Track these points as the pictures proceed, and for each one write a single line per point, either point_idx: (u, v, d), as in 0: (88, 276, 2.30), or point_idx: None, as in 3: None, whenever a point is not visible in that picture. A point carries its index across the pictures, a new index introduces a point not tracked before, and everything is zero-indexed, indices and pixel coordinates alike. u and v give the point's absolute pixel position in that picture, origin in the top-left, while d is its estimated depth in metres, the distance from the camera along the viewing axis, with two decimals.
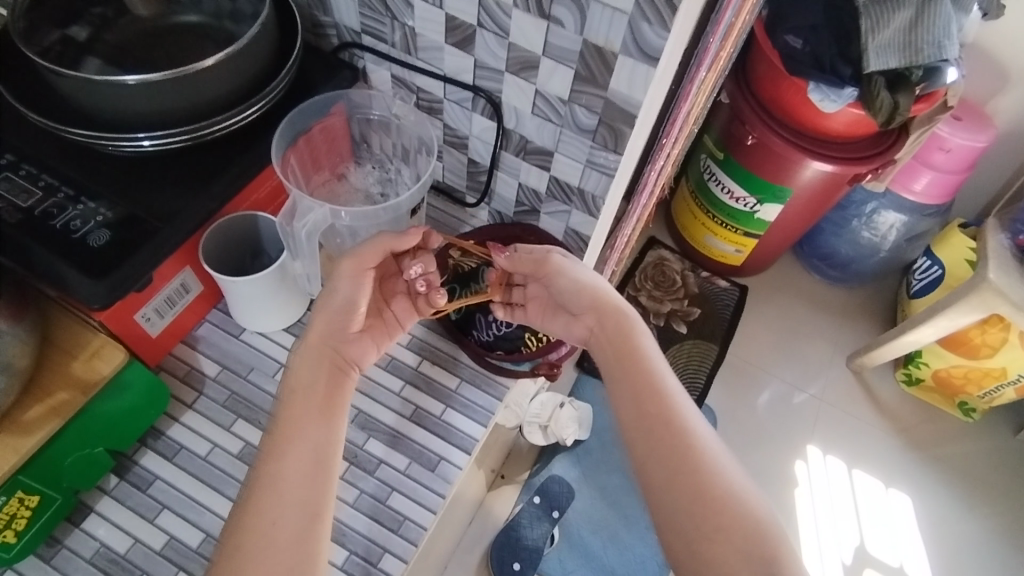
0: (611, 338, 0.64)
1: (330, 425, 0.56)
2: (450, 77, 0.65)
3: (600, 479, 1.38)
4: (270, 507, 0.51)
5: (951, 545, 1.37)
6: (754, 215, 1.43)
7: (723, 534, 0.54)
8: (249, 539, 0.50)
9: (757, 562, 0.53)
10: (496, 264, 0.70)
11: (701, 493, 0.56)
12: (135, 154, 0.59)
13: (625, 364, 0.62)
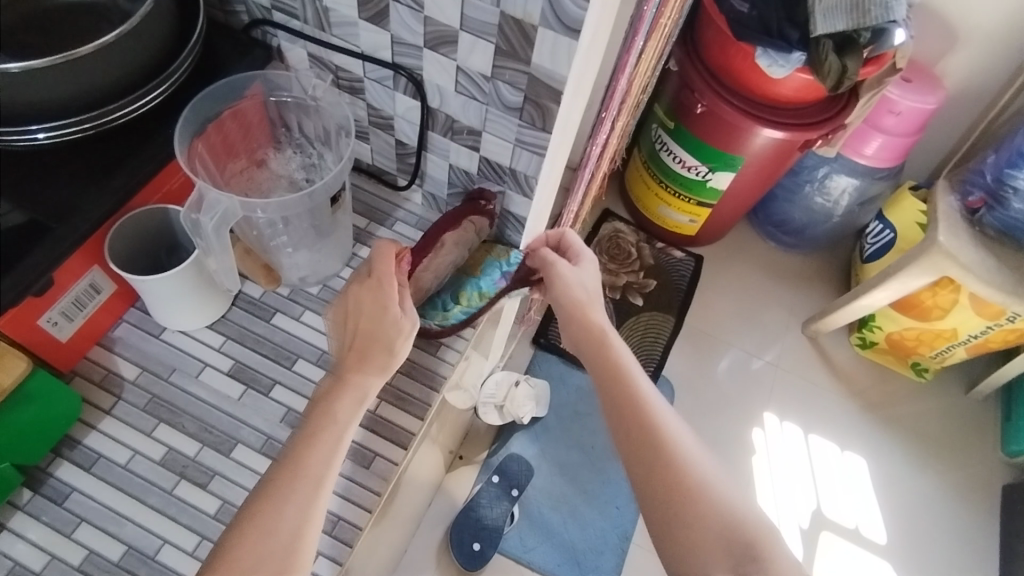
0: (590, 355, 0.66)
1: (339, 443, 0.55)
2: (368, 54, 0.62)
3: (561, 456, 1.39)
4: (253, 543, 0.50)
5: (905, 502, 1.41)
6: (707, 183, 1.42)
7: (698, 518, 0.58)
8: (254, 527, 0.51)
9: (727, 539, 0.57)
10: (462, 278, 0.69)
11: (676, 484, 0.59)
12: (31, 148, 0.55)
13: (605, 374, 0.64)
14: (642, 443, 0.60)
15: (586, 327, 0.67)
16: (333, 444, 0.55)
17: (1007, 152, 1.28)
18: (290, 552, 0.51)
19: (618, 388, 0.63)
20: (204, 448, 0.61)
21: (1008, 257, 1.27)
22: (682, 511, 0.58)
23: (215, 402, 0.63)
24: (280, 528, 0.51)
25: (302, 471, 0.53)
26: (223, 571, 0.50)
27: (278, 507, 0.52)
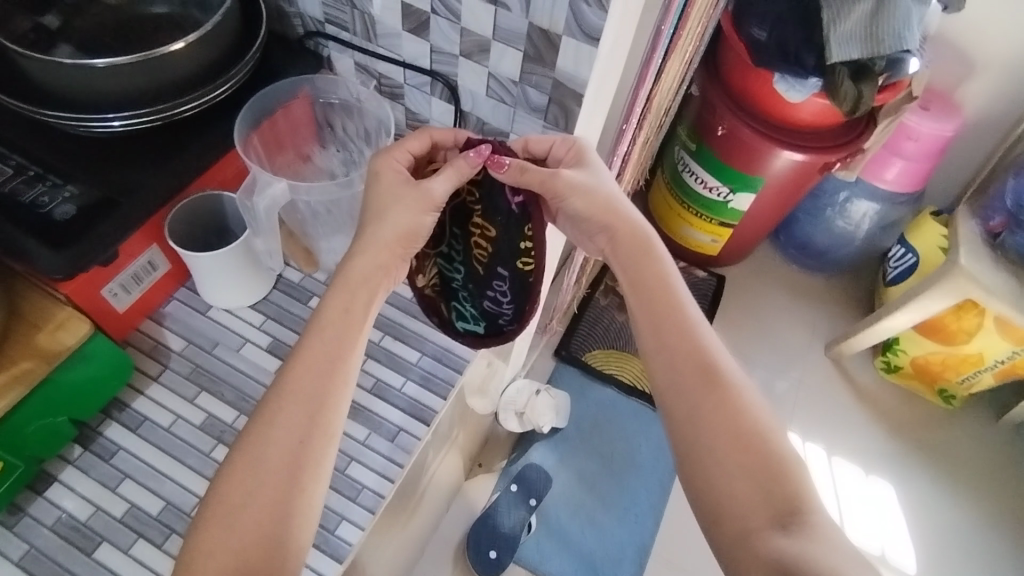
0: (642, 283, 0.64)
1: (339, 352, 0.57)
2: (409, 62, 0.68)
3: (580, 463, 1.41)
4: (250, 474, 0.51)
5: (932, 527, 1.40)
6: (727, 204, 1.46)
7: (748, 471, 0.56)
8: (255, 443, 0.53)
9: (777, 497, 0.55)
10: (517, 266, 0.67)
11: (731, 430, 0.58)
12: (105, 134, 0.62)
13: (662, 305, 0.63)
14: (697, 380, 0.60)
15: (645, 265, 0.64)
16: (330, 355, 0.56)
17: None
18: (297, 489, 0.52)
19: (674, 321, 0.62)
20: (240, 415, 0.65)
21: None
22: (716, 446, 0.57)
23: (254, 375, 0.68)
24: (282, 461, 0.52)
25: (297, 392, 0.54)
26: (229, 484, 0.52)
27: (273, 433, 0.53)
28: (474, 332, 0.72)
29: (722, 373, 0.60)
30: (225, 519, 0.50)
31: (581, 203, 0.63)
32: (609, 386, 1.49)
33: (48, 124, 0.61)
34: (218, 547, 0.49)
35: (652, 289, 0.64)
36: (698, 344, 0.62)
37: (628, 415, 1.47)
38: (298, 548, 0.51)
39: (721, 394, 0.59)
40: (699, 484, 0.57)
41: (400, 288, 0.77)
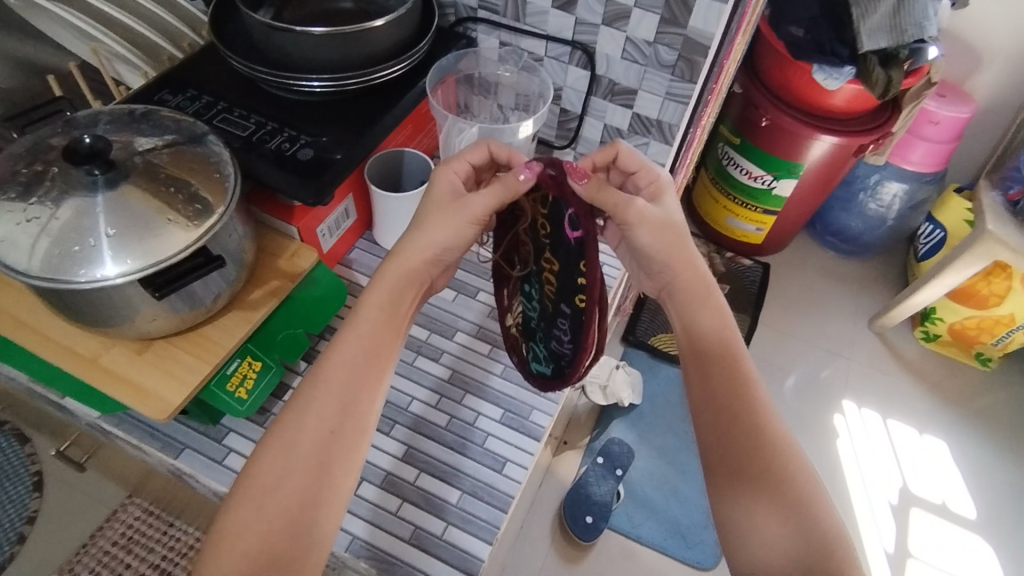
0: (705, 328, 0.69)
1: (368, 347, 0.62)
2: (552, 36, 0.82)
3: (657, 439, 1.50)
4: (281, 456, 0.56)
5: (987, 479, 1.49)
6: (771, 191, 1.60)
7: (784, 533, 0.58)
8: (288, 429, 0.58)
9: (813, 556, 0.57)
10: (568, 302, 0.64)
11: (772, 488, 0.61)
12: (307, 94, 0.76)
13: (718, 351, 0.68)
14: (741, 432, 0.63)
15: (706, 311, 0.69)
16: (358, 352, 0.62)
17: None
18: (327, 474, 0.57)
19: (725, 368, 0.66)
20: (432, 333, 0.78)
21: None
22: (757, 518, 0.60)
23: (436, 301, 0.81)
24: (312, 449, 0.57)
25: (329, 384, 0.60)
26: (258, 468, 0.56)
27: (306, 423, 0.58)
28: (544, 374, 0.71)
29: (769, 446, 0.62)
30: (255, 501, 0.55)
31: (649, 237, 0.68)
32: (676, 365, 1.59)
33: (273, 91, 0.77)
34: (244, 526, 0.53)
35: (709, 356, 0.68)
36: (754, 416, 0.64)
37: None
38: (320, 536, 0.55)
39: (767, 467, 0.61)
40: (733, 537, 0.61)
41: None
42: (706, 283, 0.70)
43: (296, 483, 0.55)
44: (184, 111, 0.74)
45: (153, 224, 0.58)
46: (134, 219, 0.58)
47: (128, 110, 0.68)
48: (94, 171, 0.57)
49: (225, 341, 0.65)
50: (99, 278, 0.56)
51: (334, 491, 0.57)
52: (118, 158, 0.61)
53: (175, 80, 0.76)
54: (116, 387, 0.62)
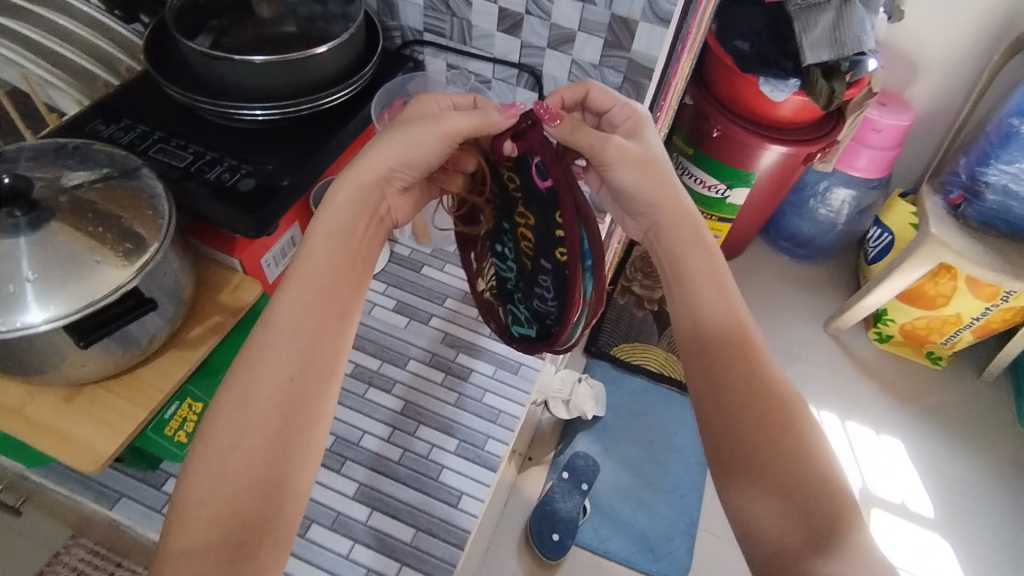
0: (694, 269, 0.66)
1: (323, 289, 0.61)
2: (499, 58, 0.82)
3: (623, 450, 1.50)
4: (238, 413, 0.55)
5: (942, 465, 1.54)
6: (725, 201, 1.63)
7: (784, 484, 0.55)
8: (243, 383, 0.56)
9: (812, 508, 0.54)
10: (548, 259, 0.61)
11: (771, 439, 0.57)
12: (251, 123, 0.74)
13: (712, 295, 0.64)
14: (737, 381, 0.60)
15: (694, 254, 0.66)
16: (311, 297, 0.61)
17: (977, 152, 1.46)
18: (294, 425, 0.56)
19: (720, 317, 0.63)
20: (384, 363, 0.77)
21: (996, 244, 1.45)
22: (757, 491, 0.55)
23: (387, 329, 0.80)
24: (270, 403, 0.56)
25: (284, 330, 0.59)
26: (217, 426, 0.55)
27: (263, 374, 0.57)
28: (527, 335, 0.71)
29: (769, 413, 0.58)
30: (217, 463, 0.53)
31: (629, 176, 0.64)
32: (639, 375, 1.61)
33: (214, 120, 0.74)
34: (208, 487, 0.52)
35: (705, 318, 0.64)
36: (754, 382, 0.60)
37: (662, 405, 1.58)
38: (293, 487, 0.55)
39: (766, 435, 0.57)
40: (730, 490, 0.57)
41: None
42: (695, 233, 0.67)
43: (261, 436, 0.55)
44: (118, 143, 0.71)
45: (81, 268, 0.55)
46: (59, 263, 0.55)
47: (57, 144, 0.65)
48: (15, 213, 0.54)
49: (163, 384, 0.63)
50: (21, 325, 0.53)
51: (303, 438, 0.57)
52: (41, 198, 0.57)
53: (111, 109, 0.74)
54: (44, 438, 0.59)
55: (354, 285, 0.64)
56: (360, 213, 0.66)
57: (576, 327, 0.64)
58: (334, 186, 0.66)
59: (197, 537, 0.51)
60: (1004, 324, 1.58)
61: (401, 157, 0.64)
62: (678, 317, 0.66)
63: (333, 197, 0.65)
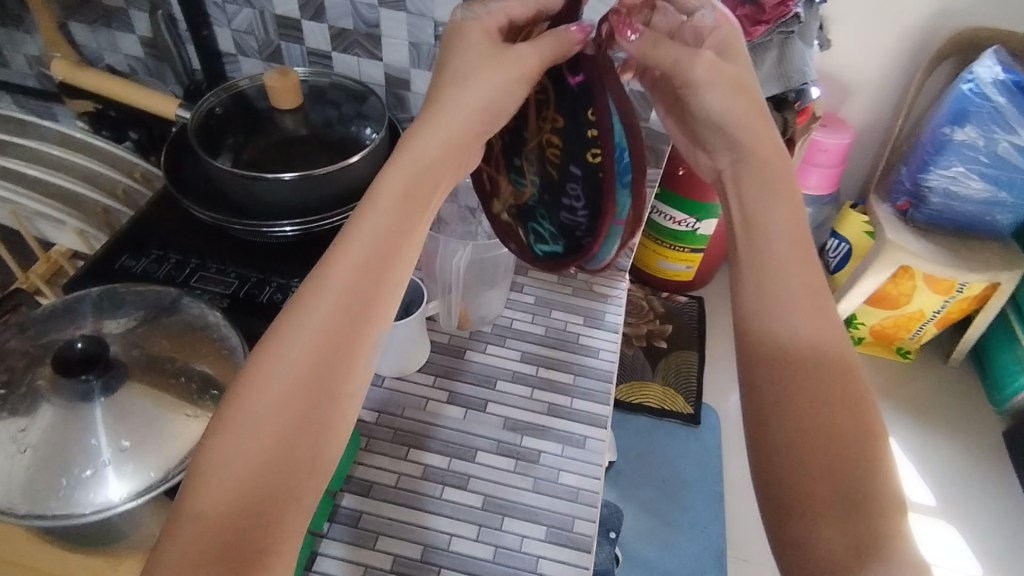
0: (778, 215, 0.55)
1: (365, 261, 0.52)
2: None
3: (640, 495, 1.19)
4: (265, 389, 0.48)
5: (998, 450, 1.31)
6: (695, 233, 1.32)
7: (823, 469, 0.46)
8: (277, 354, 0.49)
9: (853, 496, 0.45)
10: (575, 168, 0.66)
11: (830, 416, 0.47)
12: (282, 238, 0.74)
13: (789, 247, 0.54)
14: (797, 346, 0.50)
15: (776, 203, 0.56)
16: (352, 268, 0.52)
17: (915, 158, 1.28)
18: (322, 412, 0.49)
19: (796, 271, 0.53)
20: (452, 459, 0.75)
21: (948, 244, 1.29)
22: (805, 489, 0.45)
23: (446, 423, 0.78)
24: (308, 372, 0.49)
25: (323, 300, 0.51)
26: (240, 399, 0.48)
27: (294, 347, 0.49)
28: (554, 252, 0.80)
29: (829, 399, 0.48)
30: (235, 440, 0.47)
31: (720, 100, 0.57)
32: (641, 416, 1.27)
33: (251, 241, 0.76)
34: (231, 455, 0.46)
35: (777, 272, 0.53)
36: (821, 365, 0.49)
37: (669, 442, 1.25)
38: (321, 464, 0.49)
39: (824, 425, 0.47)
40: (764, 462, 0.48)
41: (533, 328, 0.88)
42: (785, 182, 0.57)
43: (282, 419, 0.47)
44: (155, 276, 0.73)
45: (169, 421, 0.58)
46: (145, 419, 0.58)
47: (90, 294, 0.67)
48: (89, 377, 0.57)
49: None
50: (104, 505, 0.54)
51: (330, 427, 0.49)
52: (115, 357, 0.61)
53: (139, 241, 0.76)
54: None
55: (410, 255, 0.54)
56: (424, 173, 0.56)
57: (612, 230, 0.72)
58: (405, 137, 0.57)
59: (211, 512, 0.44)
60: (965, 313, 1.37)
61: (483, 113, 0.58)
62: (742, 270, 0.54)
63: (410, 146, 0.56)
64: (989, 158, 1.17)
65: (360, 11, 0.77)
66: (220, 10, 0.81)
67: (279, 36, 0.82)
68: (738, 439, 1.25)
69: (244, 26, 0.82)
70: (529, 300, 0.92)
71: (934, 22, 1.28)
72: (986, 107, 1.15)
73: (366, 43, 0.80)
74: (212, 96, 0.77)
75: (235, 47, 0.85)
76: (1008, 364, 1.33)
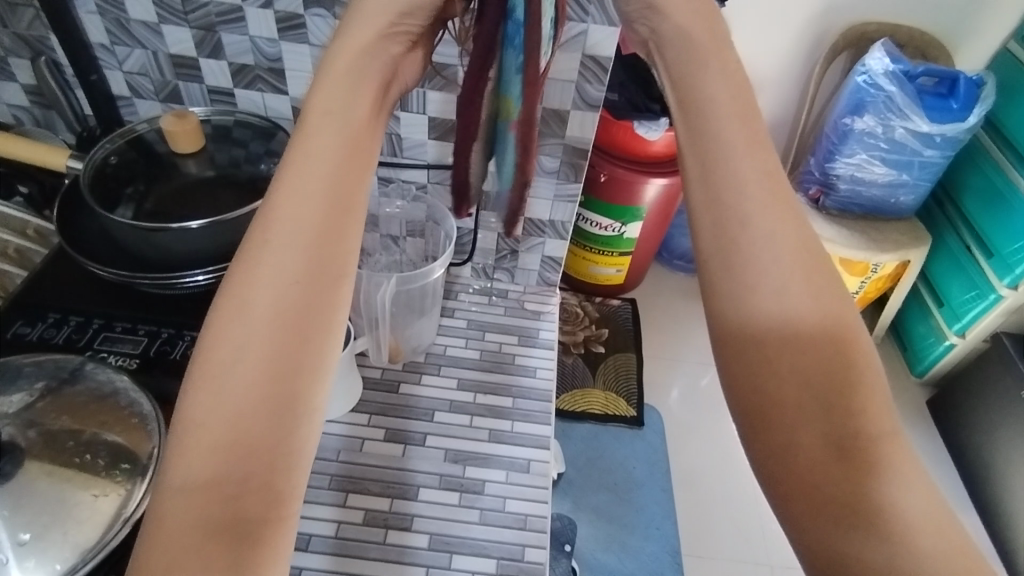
0: (742, 116, 0.49)
1: (321, 185, 0.46)
2: (433, 163, 0.83)
3: (592, 502, 1.17)
4: (240, 328, 0.42)
5: (927, 418, 1.32)
6: (623, 237, 1.33)
7: (814, 397, 0.41)
8: (243, 288, 0.43)
9: (847, 425, 0.40)
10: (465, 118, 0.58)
11: (819, 338, 0.43)
12: (194, 287, 0.70)
13: (747, 151, 0.48)
14: (779, 256, 0.45)
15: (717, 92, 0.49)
16: (306, 196, 0.46)
17: (821, 149, 1.34)
18: (306, 346, 0.43)
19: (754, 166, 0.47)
20: (394, 500, 0.73)
21: (860, 227, 1.33)
22: (784, 407, 0.42)
23: (385, 462, 0.76)
24: (277, 314, 0.43)
25: (283, 229, 0.45)
26: (211, 342, 0.42)
27: (259, 280, 0.43)
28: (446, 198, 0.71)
29: (802, 308, 0.44)
30: (213, 384, 0.41)
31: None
32: (587, 422, 1.25)
33: (160, 294, 0.72)
34: (209, 412, 0.40)
35: (722, 173, 0.48)
36: (777, 263, 0.45)
37: (617, 443, 1.24)
38: (311, 408, 0.42)
39: (800, 342, 0.43)
40: (738, 385, 0.44)
41: (467, 354, 0.87)
42: (735, 74, 0.50)
43: (259, 354, 0.42)
44: (53, 342, 0.68)
45: (75, 503, 0.54)
46: (49, 504, 0.54)
47: None
48: None
49: None
50: None
51: (319, 360, 0.43)
52: (9, 439, 0.56)
53: (33, 306, 0.70)
54: None
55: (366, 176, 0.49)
56: (358, 92, 0.49)
57: (506, 134, 0.59)
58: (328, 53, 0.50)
59: (196, 474, 0.39)
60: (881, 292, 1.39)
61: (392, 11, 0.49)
62: (690, 172, 0.49)
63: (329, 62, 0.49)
64: (888, 143, 1.24)
65: (260, 47, 0.74)
66: (109, 53, 0.77)
67: (175, 76, 0.78)
68: (681, 437, 1.27)
69: (137, 68, 0.78)
70: (461, 325, 0.91)
71: (821, 19, 1.33)
72: (880, 96, 1.21)
73: (269, 78, 0.77)
74: (107, 143, 0.73)
75: (130, 90, 0.80)
76: (925, 334, 1.35)
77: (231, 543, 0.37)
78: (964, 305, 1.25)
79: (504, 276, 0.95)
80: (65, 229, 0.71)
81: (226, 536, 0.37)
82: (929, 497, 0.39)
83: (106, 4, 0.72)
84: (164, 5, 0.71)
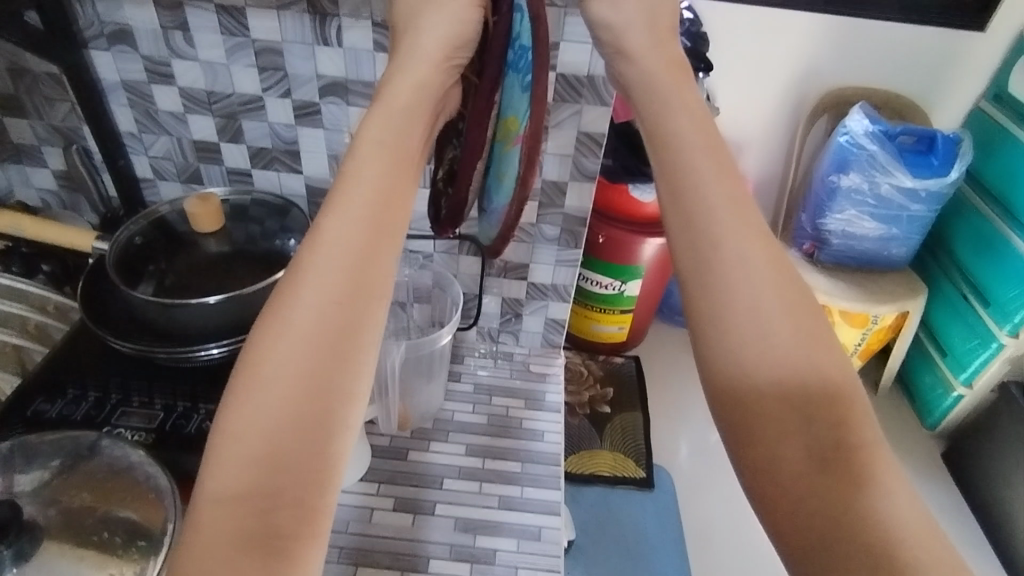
0: (714, 150, 0.54)
1: (362, 213, 0.50)
2: (439, 234, 0.86)
3: (605, 568, 1.14)
4: (284, 344, 0.45)
5: (938, 471, 1.31)
6: (623, 295, 1.35)
7: (797, 411, 0.45)
8: (287, 305, 0.46)
9: (831, 439, 0.44)
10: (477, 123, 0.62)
11: (805, 354, 0.47)
12: (208, 360, 0.71)
13: (726, 181, 0.53)
14: (760, 275, 0.49)
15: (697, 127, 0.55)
16: (349, 221, 0.49)
17: (811, 206, 1.38)
18: (344, 364, 0.46)
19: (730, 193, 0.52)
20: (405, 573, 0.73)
21: (856, 279, 1.36)
22: (768, 421, 0.45)
23: (395, 533, 0.76)
24: (318, 333, 0.46)
25: (327, 253, 0.48)
26: (256, 355, 0.45)
27: (303, 299, 0.47)
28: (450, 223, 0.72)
29: (781, 333, 0.47)
30: (256, 397, 0.44)
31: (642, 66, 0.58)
32: (595, 484, 1.24)
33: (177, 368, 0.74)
34: (250, 424, 0.43)
35: (698, 197, 0.52)
36: (758, 283, 0.49)
37: (627, 506, 1.23)
38: (344, 427, 0.44)
39: (781, 363, 0.47)
40: (723, 400, 0.47)
41: (475, 418, 0.88)
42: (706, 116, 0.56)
43: (300, 369, 0.44)
44: (72, 418, 0.70)
45: None
46: None
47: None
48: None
49: None
50: None
51: (355, 377, 0.46)
52: (30, 519, 0.57)
53: (54, 383, 0.72)
54: None
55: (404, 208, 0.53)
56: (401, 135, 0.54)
57: (509, 151, 0.63)
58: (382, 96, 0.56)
59: (232, 488, 0.41)
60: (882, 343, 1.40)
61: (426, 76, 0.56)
62: (666, 198, 0.54)
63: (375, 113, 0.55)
64: (876, 199, 1.28)
65: (277, 131, 0.78)
66: (137, 140, 0.81)
67: (197, 160, 0.82)
68: (690, 498, 1.25)
69: (162, 153, 0.82)
70: (469, 389, 0.92)
71: (803, 86, 1.40)
72: (864, 154, 1.26)
73: (285, 159, 0.81)
74: (132, 224, 0.76)
75: (154, 173, 0.85)
76: (931, 386, 1.35)
77: (267, 560, 0.39)
78: (968, 354, 1.26)
79: (509, 339, 0.97)
80: (89, 304, 0.74)
81: (259, 546, 0.39)
82: (914, 511, 0.42)
83: (137, 96, 0.77)
84: (190, 97, 0.76)
